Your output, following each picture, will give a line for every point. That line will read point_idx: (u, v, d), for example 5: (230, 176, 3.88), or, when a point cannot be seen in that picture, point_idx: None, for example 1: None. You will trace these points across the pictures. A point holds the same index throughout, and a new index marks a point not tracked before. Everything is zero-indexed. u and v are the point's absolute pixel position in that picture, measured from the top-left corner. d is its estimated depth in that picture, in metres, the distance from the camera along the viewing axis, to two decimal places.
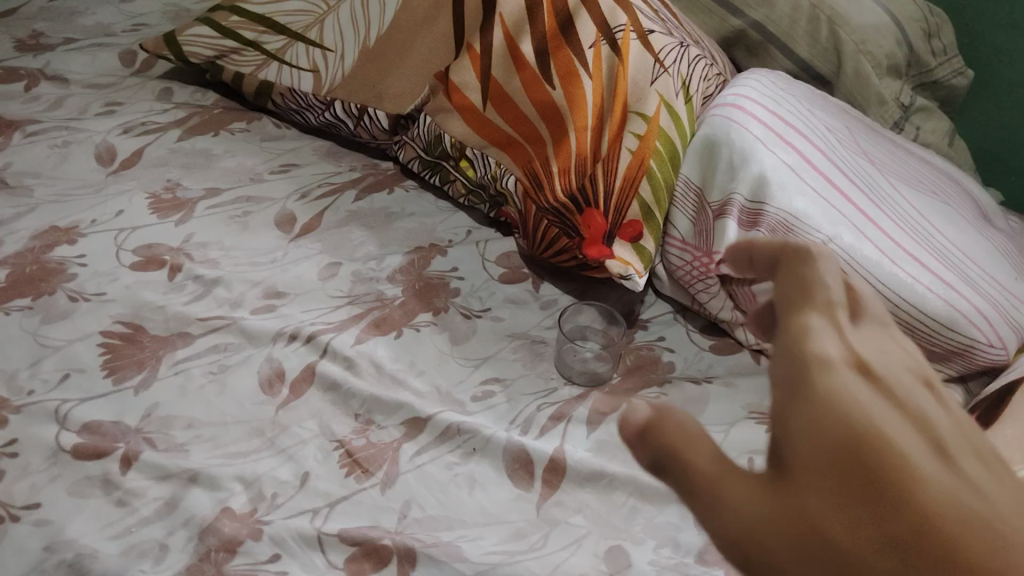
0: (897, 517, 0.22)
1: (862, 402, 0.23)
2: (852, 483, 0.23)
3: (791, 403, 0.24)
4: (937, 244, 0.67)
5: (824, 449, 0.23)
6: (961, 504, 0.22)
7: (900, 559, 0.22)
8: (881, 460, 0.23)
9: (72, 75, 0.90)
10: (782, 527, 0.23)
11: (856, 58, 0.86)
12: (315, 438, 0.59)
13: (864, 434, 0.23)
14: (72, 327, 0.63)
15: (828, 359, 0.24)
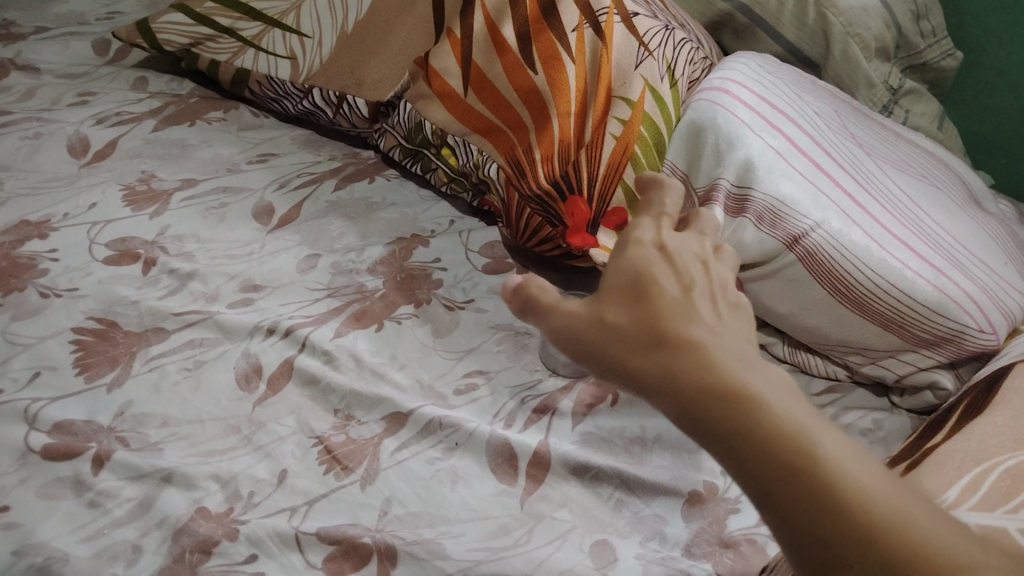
0: (650, 326, 0.35)
1: (648, 261, 0.37)
2: (629, 305, 0.36)
3: (621, 277, 0.37)
4: (927, 228, 0.65)
5: (625, 298, 0.36)
6: (700, 340, 0.34)
7: (647, 354, 0.34)
8: (665, 314, 0.35)
9: (44, 65, 0.88)
10: (586, 332, 0.36)
11: (844, 41, 0.84)
12: (294, 434, 0.58)
13: (656, 291, 0.36)
14: (43, 324, 0.62)
15: (638, 239, 0.39)
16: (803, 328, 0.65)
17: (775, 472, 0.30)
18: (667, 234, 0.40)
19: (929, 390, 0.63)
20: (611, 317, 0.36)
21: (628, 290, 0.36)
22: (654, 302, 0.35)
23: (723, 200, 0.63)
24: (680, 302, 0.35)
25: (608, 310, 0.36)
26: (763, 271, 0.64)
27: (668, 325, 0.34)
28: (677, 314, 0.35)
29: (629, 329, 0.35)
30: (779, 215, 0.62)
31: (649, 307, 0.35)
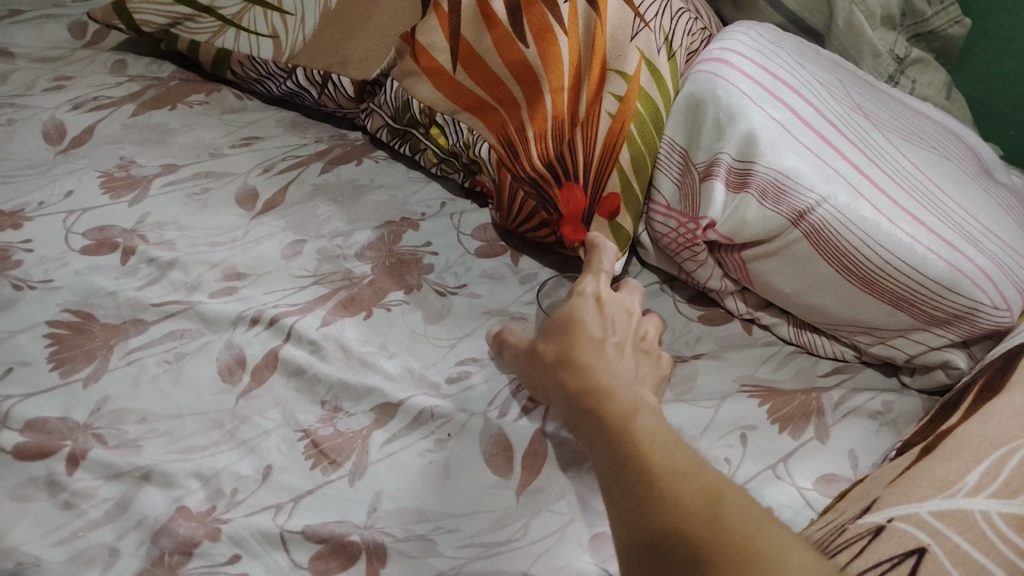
0: (561, 340, 0.51)
1: (579, 304, 0.53)
2: (557, 331, 0.52)
3: (557, 314, 0.53)
4: (937, 201, 0.63)
5: (551, 330, 0.52)
6: (602, 367, 0.48)
7: (556, 363, 0.50)
8: (579, 347, 0.49)
9: (18, 49, 0.85)
10: (527, 351, 0.54)
11: (849, 9, 0.81)
12: (279, 428, 0.55)
13: (576, 330, 0.51)
14: (16, 318, 0.59)
15: (578, 288, 0.56)
16: (809, 307, 0.62)
17: (609, 440, 0.43)
18: (603, 287, 0.56)
19: (942, 369, 0.60)
20: (540, 342, 0.52)
21: (555, 327, 0.52)
22: (572, 337, 0.50)
23: (724, 175, 0.61)
24: (592, 339, 0.50)
25: (541, 337, 0.53)
26: (768, 249, 0.61)
27: (575, 351, 0.49)
28: (588, 347, 0.50)
29: (548, 349, 0.51)
30: (783, 190, 0.59)
31: (567, 339, 0.50)
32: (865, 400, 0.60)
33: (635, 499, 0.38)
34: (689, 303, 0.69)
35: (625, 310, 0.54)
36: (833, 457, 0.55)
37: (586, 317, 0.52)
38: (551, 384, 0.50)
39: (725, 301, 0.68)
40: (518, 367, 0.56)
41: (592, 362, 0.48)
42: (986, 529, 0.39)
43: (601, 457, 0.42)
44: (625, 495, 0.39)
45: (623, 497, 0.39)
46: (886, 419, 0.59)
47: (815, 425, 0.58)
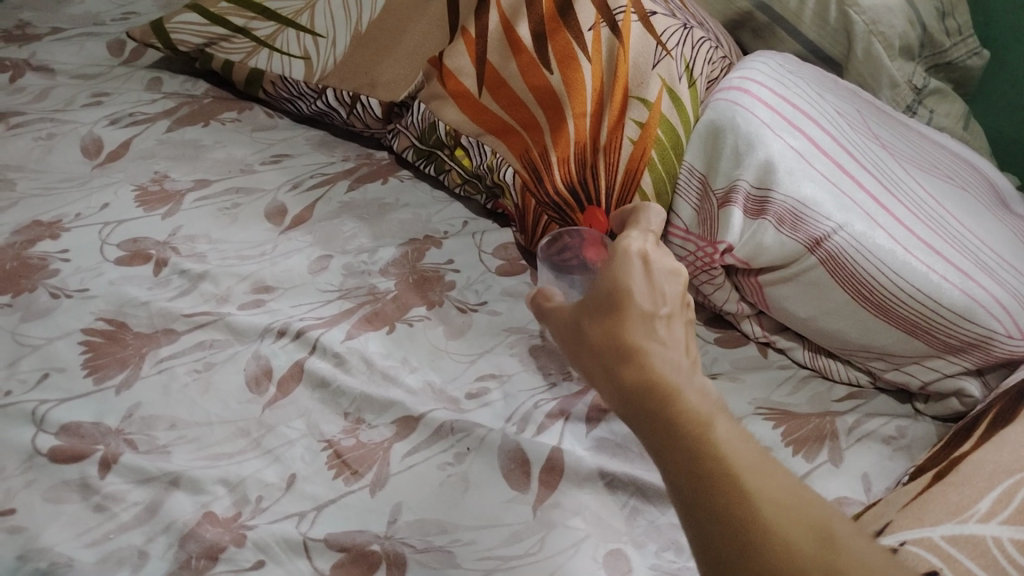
0: (606, 315, 0.43)
1: (627, 268, 0.44)
2: (600, 304, 0.43)
3: (597, 281, 0.45)
4: (954, 230, 0.64)
5: (595, 304, 0.44)
6: (660, 355, 0.40)
7: (600, 344, 0.42)
8: (634, 328, 0.41)
9: (58, 66, 0.88)
10: (565, 325, 0.46)
11: (867, 39, 0.83)
12: (303, 437, 0.57)
13: (628, 305, 0.42)
14: (52, 326, 0.61)
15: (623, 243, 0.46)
16: (824, 333, 0.63)
17: (679, 454, 0.36)
18: (650, 243, 0.47)
19: (955, 397, 0.61)
20: (581, 321, 0.44)
21: (599, 300, 0.44)
22: (623, 313, 0.42)
23: (742, 202, 0.62)
24: (643, 316, 0.42)
25: (583, 312, 0.44)
26: (785, 274, 0.62)
27: (625, 333, 0.41)
28: (639, 326, 0.42)
29: (594, 327, 0.43)
30: (801, 217, 0.60)
31: (619, 318, 0.42)
32: (878, 425, 0.61)
33: (731, 544, 0.32)
34: (706, 325, 0.70)
35: (675, 272, 0.46)
36: (846, 480, 0.56)
37: (636, 284, 0.43)
38: (596, 373, 0.42)
39: (741, 324, 0.69)
40: (555, 340, 0.47)
41: (648, 348, 0.40)
42: (996, 554, 0.40)
43: (673, 479, 0.36)
44: (714, 536, 0.33)
45: (711, 541, 0.33)
46: (900, 444, 0.60)
47: (828, 448, 0.58)
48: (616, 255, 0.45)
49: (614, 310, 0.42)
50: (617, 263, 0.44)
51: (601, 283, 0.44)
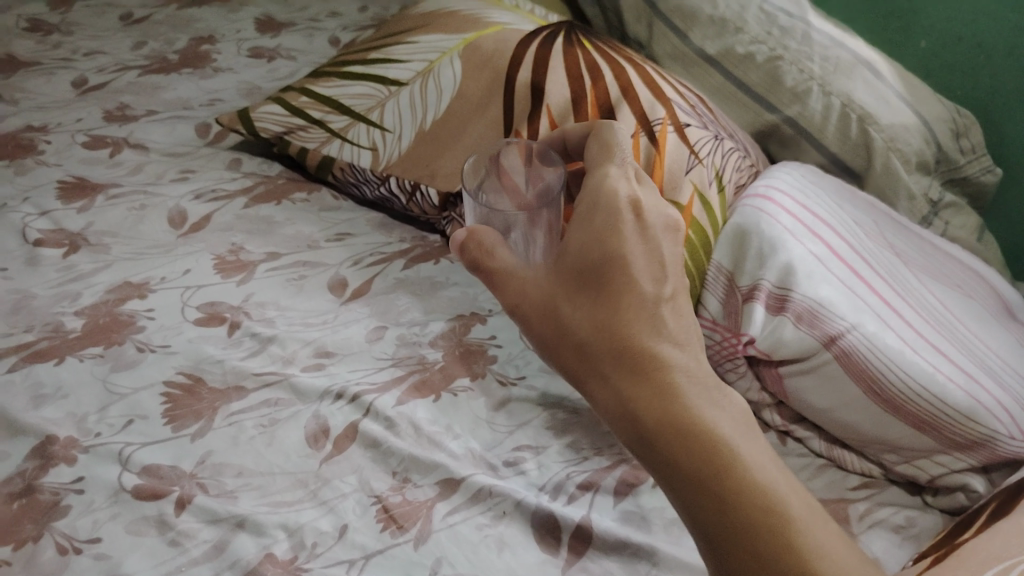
0: (599, 297, 0.50)
1: (620, 239, 0.50)
2: (594, 282, 0.50)
3: (590, 246, 0.51)
4: (957, 335, 0.70)
5: (579, 278, 0.51)
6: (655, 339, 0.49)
7: (593, 323, 0.49)
8: (628, 310, 0.49)
9: (152, 144, 0.98)
10: (543, 287, 0.51)
11: (886, 155, 0.90)
12: (355, 492, 0.62)
13: (626, 287, 0.50)
14: (138, 377, 0.69)
15: (613, 196, 0.52)
16: (841, 425, 0.68)
17: (687, 443, 0.46)
18: (635, 187, 0.53)
19: (961, 492, 0.65)
20: (561, 300, 0.50)
21: (586, 274, 0.50)
22: (620, 296, 0.49)
23: (765, 299, 0.68)
24: (635, 293, 0.49)
25: (562, 284, 0.51)
26: (803, 367, 0.67)
27: (624, 321, 0.49)
28: (633, 304, 0.49)
29: (578, 306, 0.50)
30: (818, 316, 0.66)
31: (613, 301, 0.49)
32: (889, 514, 0.65)
33: (725, 523, 0.44)
34: None
35: (663, 220, 0.53)
36: None
37: (633, 254, 0.50)
38: (570, 351, 0.50)
39: (762, 413, 0.73)
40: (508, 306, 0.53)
41: (642, 331, 0.49)
42: None
43: (680, 462, 0.46)
44: (723, 521, 0.44)
45: (723, 528, 0.44)
46: (909, 533, 0.64)
47: None
48: (609, 208, 0.51)
49: (606, 293, 0.50)
50: (613, 230, 0.50)
51: (583, 252, 0.51)
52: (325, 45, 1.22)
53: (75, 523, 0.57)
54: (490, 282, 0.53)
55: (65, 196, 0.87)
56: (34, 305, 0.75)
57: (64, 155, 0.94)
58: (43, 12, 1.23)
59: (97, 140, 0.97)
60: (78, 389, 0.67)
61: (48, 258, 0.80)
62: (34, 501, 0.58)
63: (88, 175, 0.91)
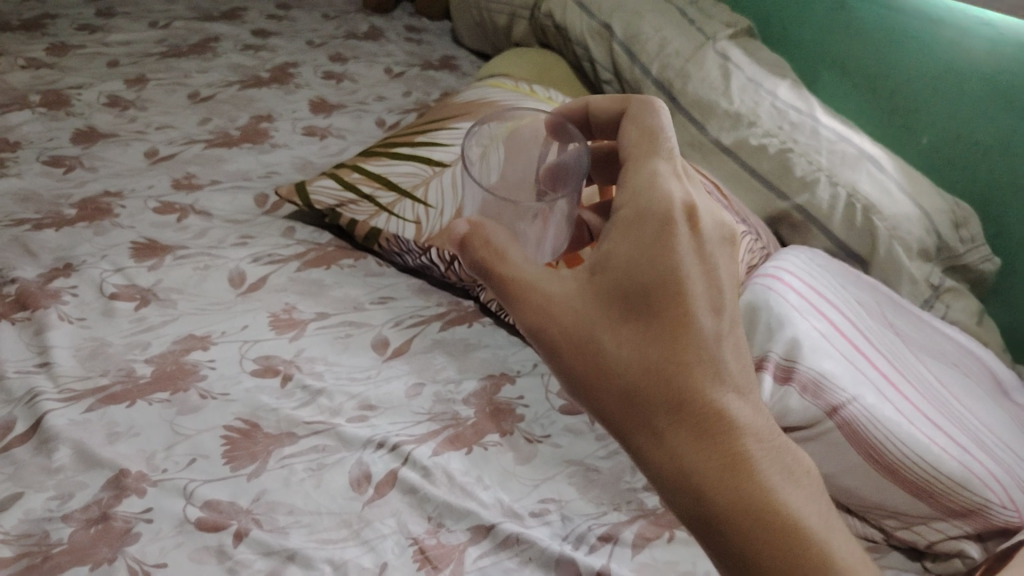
0: (638, 316, 0.53)
1: (671, 256, 0.53)
2: (634, 302, 0.53)
3: (637, 261, 0.53)
4: (952, 410, 0.76)
5: (618, 302, 0.53)
6: (693, 355, 0.52)
7: (631, 341, 0.53)
8: (669, 337, 0.52)
9: (216, 211, 1.08)
10: (581, 305, 0.54)
11: (889, 243, 0.95)
12: (394, 533, 0.68)
13: (668, 312, 0.52)
14: (202, 420, 0.76)
15: (668, 209, 0.54)
16: (843, 490, 0.73)
17: (716, 461, 0.51)
18: (691, 194, 0.56)
19: (958, 557, 0.70)
20: (595, 325, 0.53)
21: (627, 293, 0.53)
22: (661, 321, 0.52)
23: (773, 369, 0.73)
24: (677, 312, 0.52)
25: (596, 308, 0.53)
26: (809, 433, 0.72)
27: (667, 340, 0.52)
28: (674, 323, 0.52)
29: (612, 332, 0.53)
30: (823, 387, 0.72)
31: (655, 327, 0.52)
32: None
33: (747, 534, 0.49)
34: None
35: (713, 230, 0.55)
36: None
37: (684, 270, 0.53)
38: (601, 376, 0.53)
39: None
40: (531, 325, 0.54)
41: (681, 358, 0.52)
42: None
43: (708, 478, 0.50)
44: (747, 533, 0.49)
45: (747, 539, 0.49)
46: None
47: None
48: (663, 220, 0.54)
49: (646, 320, 0.53)
50: (664, 249, 0.53)
51: (625, 273, 0.53)
52: (372, 126, 1.34)
53: (144, 548, 0.64)
54: (517, 295, 0.55)
55: (138, 255, 0.97)
56: (109, 352, 0.83)
57: (137, 219, 1.04)
58: (120, 89, 1.36)
59: (167, 206, 1.07)
60: (148, 429, 0.74)
61: (122, 310, 0.88)
62: (108, 527, 0.65)
63: (158, 237, 1.01)
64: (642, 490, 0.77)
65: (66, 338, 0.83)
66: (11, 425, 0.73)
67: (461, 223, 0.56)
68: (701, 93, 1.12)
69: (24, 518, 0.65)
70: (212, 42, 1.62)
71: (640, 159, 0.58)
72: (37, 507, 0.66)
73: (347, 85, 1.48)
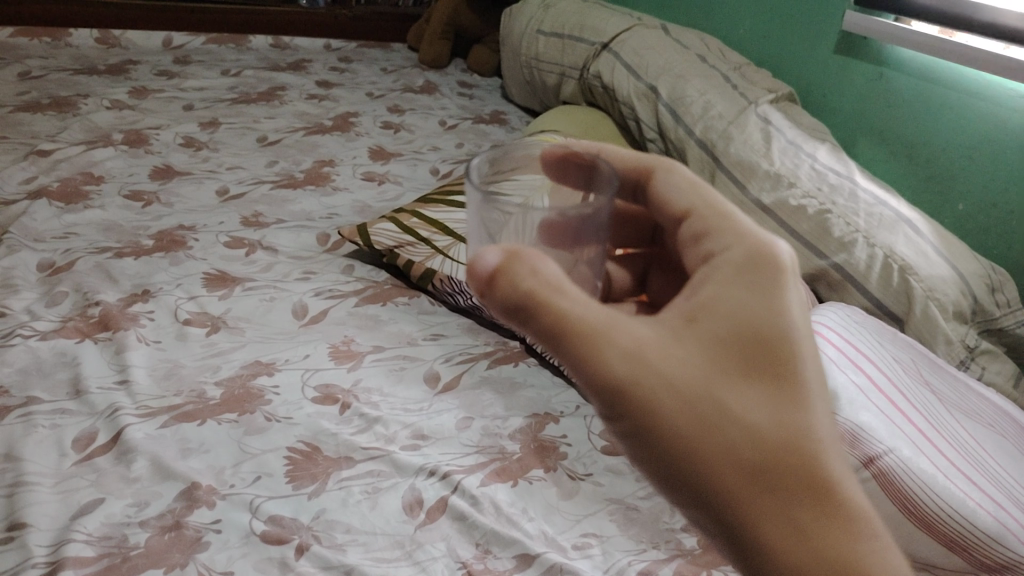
0: (744, 370, 0.46)
1: (779, 308, 0.48)
2: (740, 355, 0.47)
3: (743, 311, 0.47)
4: (988, 469, 0.78)
5: (720, 353, 0.47)
6: (805, 415, 0.46)
7: (736, 398, 0.46)
8: (778, 393, 0.46)
9: (281, 248, 1.15)
10: (675, 355, 0.47)
11: (924, 302, 0.96)
12: (444, 556, 0.72)
13: (777, 366, 0.47)
14: (267, 441, 0.81)
15: (771, 257, 0.49)
16: None
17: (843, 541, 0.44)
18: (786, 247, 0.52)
19: None
20: (693, 375, 0.46)
21: (733, 344, 0.47)
22: (767, 375, 0.47)
23: None
24: (788, 370, 0.47)
25: (693, 357, 0.47)
26: None
27: (778, 399, 0.46)
28: (785, 382, 0.47)
29: (713, 386, 0.46)
30: (859, 438, 0.75)
31: (766, 384, 0.46)
32: None
33: None
34: None
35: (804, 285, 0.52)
36: None
37: (793, 322, 0.48)
38: (701, 437, 0.45)
39: None
40: (611, 376, 0.46)
41: (796, 415, 0.46)
42: None
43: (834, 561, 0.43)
44: None
45: None
46: None
47: None
48: (767, 268, 0.49)
49: (751, 373, 0.46)
50: (770, 298, 0.48)
51: (725, 320, 0.47)
52: (427, 174, 1.41)
53: (213, 556, 0.68)
54: (593, 341, 0.46)
55: (210, 285, 1.04)
56: (182, 373, 0.89)
57: (209, 251, 1.11)
58: (195, 131, 1.47)
59: (237, 241, 1.14)
60: (217, 446, 0.79)
61: (194, 335, 0.95)
62: (181, 535, 0.69)
63: (227, 270, 1.08)
64: (680, 531, 0.79)
65: (143, 359, 0.90)
66: (94, 435, 0.79)
67: (492, 253, 0.48)
68: (742, 155, 1.17)
69: (105, 521, 0.70)
70: (280, 91, 1.73)
71: (713, 207, 0.54)
72: (117, 512, 0.71)
73: (404, 136, 1.57)
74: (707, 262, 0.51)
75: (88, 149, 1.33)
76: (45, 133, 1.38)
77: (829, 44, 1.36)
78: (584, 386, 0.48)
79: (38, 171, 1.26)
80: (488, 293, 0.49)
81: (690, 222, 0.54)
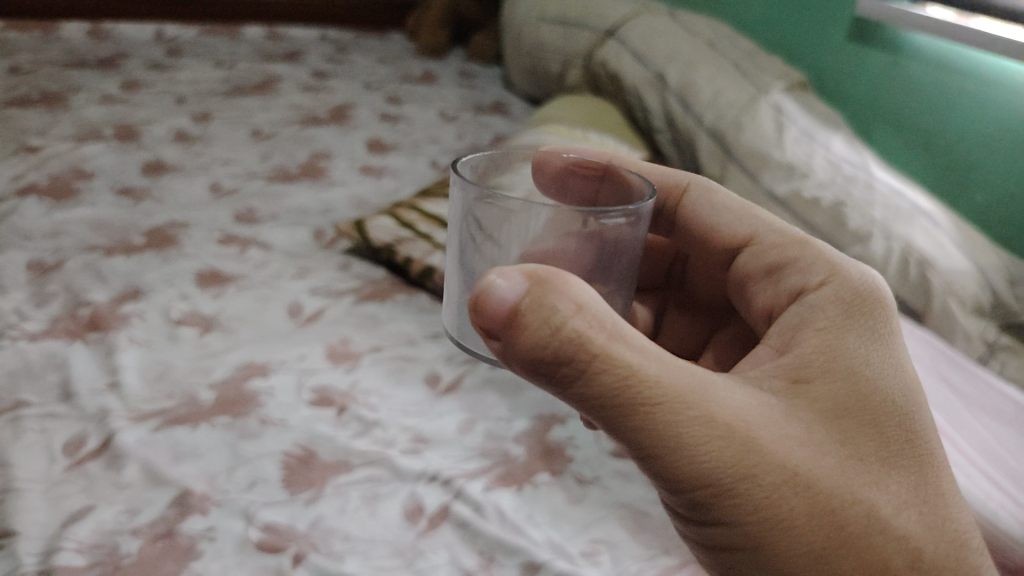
0: (851, 434, 0.49)
1: (875, 364, 0.52)
2: (845, 419, 0.50)
3: (844, 371, 0.51)
4: (1015, 469, 0.73)
5: (825, 419, 0.49)
6: (909, 471, 0.50)
7: (843, 462, 0.49)
8: (889, 460, 0.50)
9: (276, 245, 1.11)
10: (783, 424, 0.48)
11: (944, 297, 0.93)
12: (446, 565, 0.68)
13: (882, 429, 0.50)
14: (262, 445, 0.78)
15: (865, 308, 0.54)
16: None
17: None
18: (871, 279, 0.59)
19: None
20: (808, 450, 0.48)
21: (838, 408, 0.50)
22: (889, 447, 0.50)
23: None
24: (895, 429, 0.50)
25: (807, 428, 0.49)
26: None
27: (884, 460, 0.49)
28: (892, 440, 0.50)
29: (821, 452, 0.48)
30: None
31: (872, 448, 0.49)
32: None
33: None
34: None
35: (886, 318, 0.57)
36: None
37: (889, 379, 0.52)
38: (824, 515, 0.48)
39: None
40: (726, 459, 0.46)
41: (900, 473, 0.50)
42: None
43: None
44: None
45: None
46: None
47: None
48: (864, 321, 0.54)
49: (863, 441, 0.49)
50: (878, 352, 0.53)
51: (832, 385, 0.50)
52: (426, 167, 1.38)
53: (207, 566, 0.65)
54: (698, 413, 0.46)
55: (202, 284, 1.01)
56: (174, 375, 0.85)
57: (202, 249, 1.08)
58: (187, 125, 1.43)
59: (231, 238, 1.11)
60: (211, 451, 0.76)
61: (187, 336, 0.91)
62: (173, 543, 0.66)
63: (222, 268, 1.05)
64: None
65: (134, 360, 0.87)
66: (83, 440, 0.76)
67: (512, 282, 0.44)
68: (754, 145, 1.13)
69: (97, 529, 0.67)
70: (273, 82, 1.70)
71: (781, 236, 0.61)
72: (108, 519, 0.68)
73: (403, 128, 1.53)
74: (798, 301, 0.56)
75: (78, 145, 1.30)
76: (34, 128, 1.34)
77: (841, 33, 1.33)
78: (681, 473, 0.47)
79: (27, 167, 1.22)
80: (508, 337, 0.45)
81: (758, 251, 0.61)
